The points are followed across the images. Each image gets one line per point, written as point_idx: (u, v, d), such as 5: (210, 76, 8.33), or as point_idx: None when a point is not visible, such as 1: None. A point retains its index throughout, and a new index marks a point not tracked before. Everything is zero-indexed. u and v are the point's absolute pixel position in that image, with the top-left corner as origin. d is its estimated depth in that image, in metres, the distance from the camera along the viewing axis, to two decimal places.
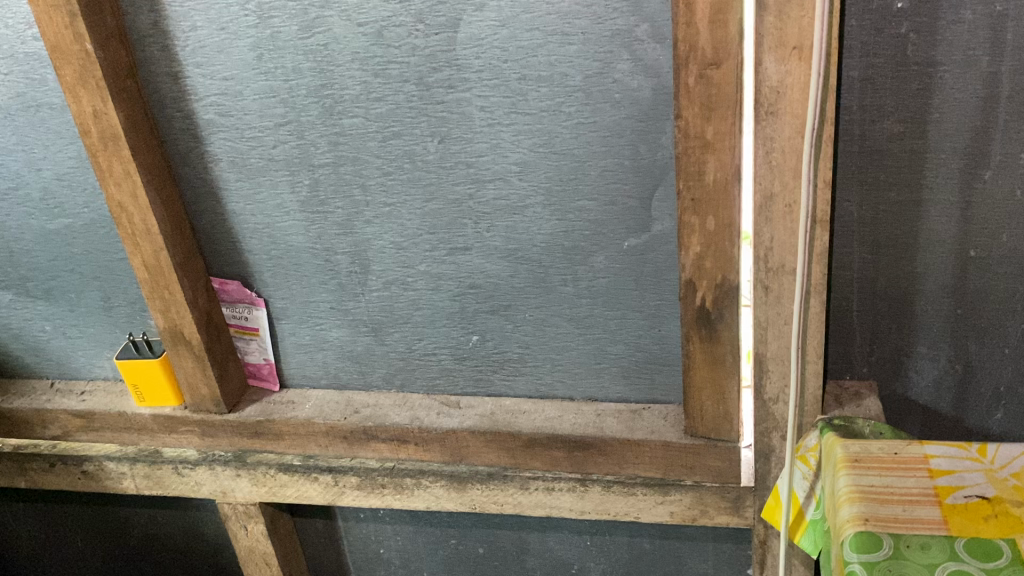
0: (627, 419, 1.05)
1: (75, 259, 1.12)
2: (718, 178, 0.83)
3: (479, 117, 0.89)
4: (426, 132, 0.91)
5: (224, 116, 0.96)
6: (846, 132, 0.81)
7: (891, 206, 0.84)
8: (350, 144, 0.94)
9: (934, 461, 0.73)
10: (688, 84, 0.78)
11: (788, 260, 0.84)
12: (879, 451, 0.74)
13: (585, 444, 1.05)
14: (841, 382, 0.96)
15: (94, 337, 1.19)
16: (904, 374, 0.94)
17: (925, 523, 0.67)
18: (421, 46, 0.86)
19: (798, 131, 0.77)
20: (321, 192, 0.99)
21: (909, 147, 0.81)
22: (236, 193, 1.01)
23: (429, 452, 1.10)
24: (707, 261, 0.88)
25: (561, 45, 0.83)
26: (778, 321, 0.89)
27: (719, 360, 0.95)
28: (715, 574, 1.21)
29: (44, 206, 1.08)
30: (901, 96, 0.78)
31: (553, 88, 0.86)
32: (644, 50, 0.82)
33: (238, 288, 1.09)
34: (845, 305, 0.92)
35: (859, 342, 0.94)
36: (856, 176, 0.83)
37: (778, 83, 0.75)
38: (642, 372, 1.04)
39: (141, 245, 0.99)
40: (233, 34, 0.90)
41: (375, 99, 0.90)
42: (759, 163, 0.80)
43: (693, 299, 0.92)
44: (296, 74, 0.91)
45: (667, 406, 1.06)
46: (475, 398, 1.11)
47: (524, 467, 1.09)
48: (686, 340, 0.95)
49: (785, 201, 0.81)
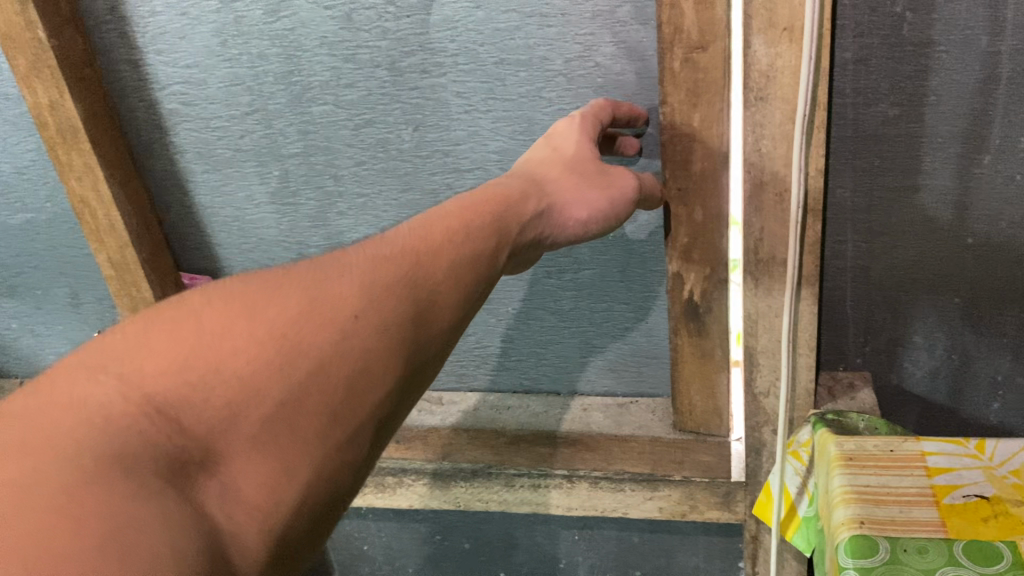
0: (614, 413, 1.07)
1: (40, 255, 1.10)
2: (706, 167, 0.81)
3: (456, 103, 0.87)
4: (400, 120, 0.90)
5: (188, 106, 0.93)
6: (840, 115, 0.79)
7: (885, 192, 0.83)
8: (320, 134, 0.92)
9: (931, 459, 0.73)
10: (674, 70, 0.76)
11: (778, 251, 0.83)
12: (875, 449, 0.74)
13: (571, 439, 1.06)
14: (835, 373, 0.97)
15: (63, 335, 1.19)
16: (899, 365, 0.94)
17: (923, 525, 0.67)
18: (392, 29, 0.83)
19: (789, 117, 0.75)
20: (291, 183, 0.98)
21: (904, 131, 0.79)
22: (203, 183, 1.00)
23: (412, 450, 1.14)
24: (695, 253, 0.87)
25: (539, 27, 0.80)
26: (769, 313, 0.88)
27: (708, 354, 0.94)
28: (706, 567, 1.21)
29: (4, 200, 1.05)
30: (896, 78, 0.76)
31: (532, 72, 0.83)
32: (627, 33, 0.79)
33: (208, 284, 1.08)
34: (838, 295, 0.91)
35: (853, 333, 0.94)
36: (849, 162, 0.82)
37: (768, 66, 0.73)
38: (630, 364, 1.05)
39: (106, 241, 0.98)
40: (194, 19, 0.86)
41: (345, 85, 0.88)
42: (749, 150, 0.79)
43: (681, 291, 0.91)
44: (262, 60, 0.87)
45: (655, 400, 1.08)
46: (458, 393, 1.15)
47: (508, 464, 1.11)
48: (675, 333, 0.94)
49: (776, 188, 0.80)
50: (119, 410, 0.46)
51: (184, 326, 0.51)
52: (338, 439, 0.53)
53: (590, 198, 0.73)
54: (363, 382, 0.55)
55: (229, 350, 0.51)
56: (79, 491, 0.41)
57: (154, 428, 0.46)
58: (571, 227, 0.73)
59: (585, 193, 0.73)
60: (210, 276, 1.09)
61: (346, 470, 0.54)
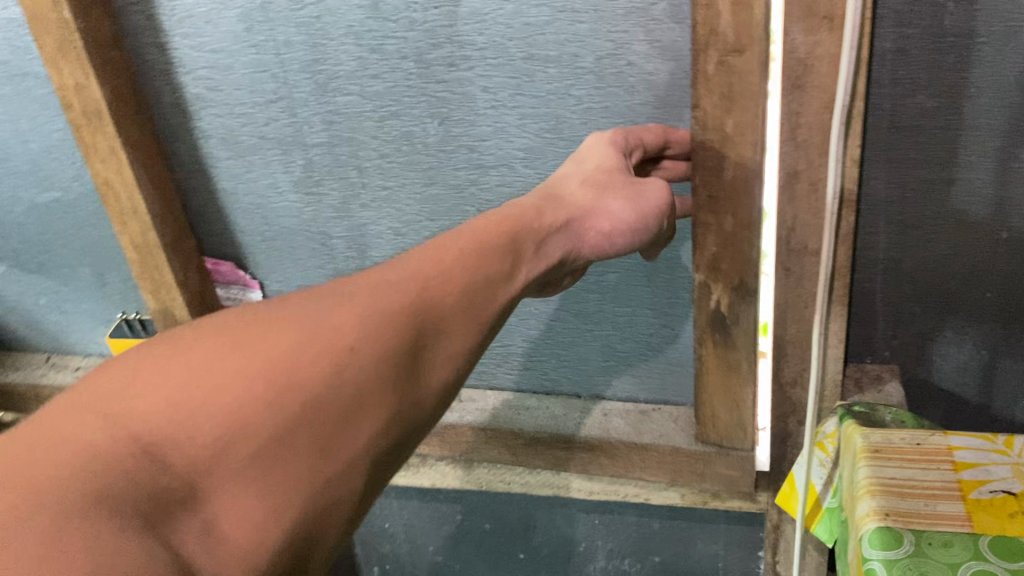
0: (635, 420, 1.08)
1: (66, 234, 1.11)
2: (738, 176, 0.80)
3: (482, 98, 0.86)
4: (425, 113, 0.89)
5: (213, 90, 0.93)
6: (876, 106, 0.78)
7: (917, 184, 0.81)
8: (345, 124, 0.92)
9: (957, 453, 0.72)
10: (708, 71, 0.75)
11: (810, 241, 0.82)
12: (901, 441, 0.73)
13: (590, 445, 1.08)
14: (862, 365, 0.96)
15: (89, 312, 1.21)
16: (928, 358, 0.93)
17: (949, 518, 0.66)
18: (420, 20, 0.82)
19: (826, 106, 0.74)
20: (315, 173, 0.98)
21: (942, 123, 0.77)
22: (227, 169, 1.00)
23: (432, 444, 1.17)
24: (723, 263, 0.86)
25: (570, 23, 0.78)
26: (799, 303, 0.87)
27: (733, 366, 0.94)
28: (725, 555, 1.21)
29: (33, 178, 1.05)
30: (935, 69, 0.74)
31: (562, 69, 0.82)
32: (661, 30, 0.77)
33: (231, 270, 1.10)
34: (868, 287, 0.90)
35: (881, 325, 0.92)
36: (884, 153, 0.80)
37: (805, 54, 0.72)
38: (653, 372, 1.06)
39: (129, 224, 0.98)
40: (221, 4, 0.85)
41: (371, 75, 0.87)
42: (784, 140, 0.77)
43: (707, 301, 0.90)
44: (288, 48, 0.87)
45: (678, 409, 1.07)
46: (479, 390, 1.17)
47: (528, 462, 1.13)
48: (699, 342, 0.94)
49: (809, 179, 0.78)
50: (105, 448, 0.46)
51: (174, 365, 0.52)
52: (329, 479, 0.53)
53: (615, 210, 0.73)
54: (357, 418, 0.55)
55: (223, 386, 0.51)
56: (67, 523, 0.41)
57: (138, 467, 0.47)
58: (594, 239, 0.74)
59: (611, 206, 0.73)
60: (234, 263, 1.10)
61: (337, 510, 0.54)
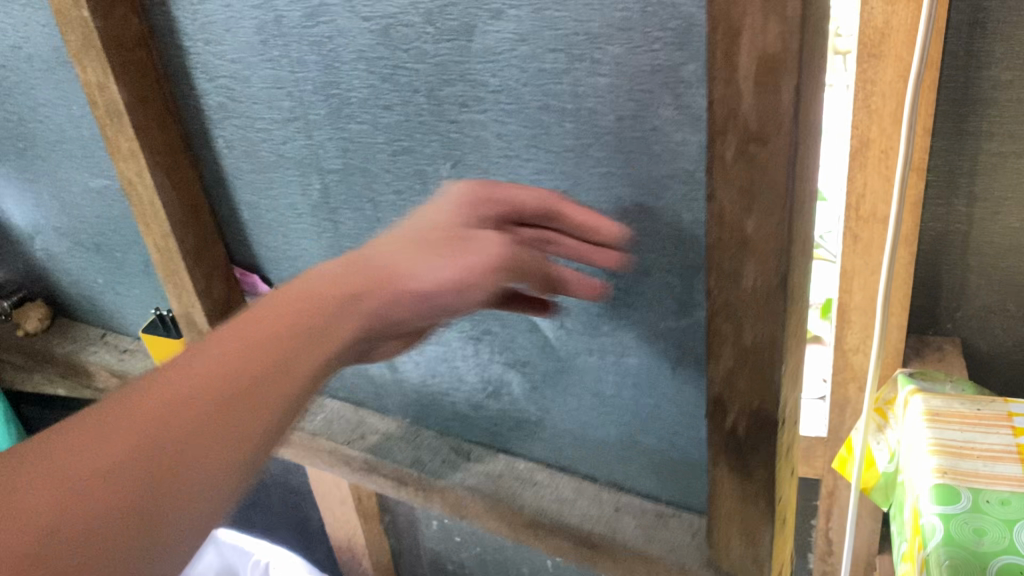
0: (648, 522, 0.82)
1: (117, 219, 1.09)
2: (759, 286, 0.55)
3: (495, 146, 0.68)
4: (438, 153, 0.72)
5: (234, 102, 0.82)
6: (949, 80, 0.74)
7: (989, 157, 0.77)
8: (359, 153, 0.77)
9: (1017, 419, 0.69)
10: (725, 160, 0.51)
11: (880, 209, 0.80)
12: (961, 407, 0.71)
13: (592, 543, 0.82)
14: (923, 336, 0.92)
15: (137, 297, 1.20)
16: (991, 331, 0.89)
17: (1008, 479, 0.64)
18: (430, 53, 0.66)
19: (900, 74, 0.71)
20: (331, 200, 0.84)
21: (1018, 96, 0.73)
22: (248, 183, 0.89)
23: (430, 498, 0.94)
24: (740, 380, 0.59)
25: (590, 75, 0.59)
26: (865, 270, 0.84)
27: (750, 501, 0.67)
28: None
29: (86, 160, 1.03)
30: (1013, 41, 0.71)
31: (579, 126, 0.63)
32: (695, 98, 0.56)
33: (257, 283, 0.99)
34: (932, 258, 0.86)
35: (945, 295, 0.88)
36: (954, 127, 0.77)
37: (882, 23, 0.70)
38: (677, 471, 0.80)
39: (152, 227, 0.90)
40: (238, 12, 0.74)
41: (383, 107, 0.72)
42: (858, 110, 0.75)
43: (722, 421, 0.64)
44: (302, 66, 0.74)
45: (699, 518, 0.81)
46: (489, 449, 0.94)
47: (530, 544, 0.89)
48: (711, 464, 0.67)
49: (881, 147, 0.76)
50: None
51: None
52: None
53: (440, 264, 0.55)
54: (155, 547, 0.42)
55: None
56: None
57: None
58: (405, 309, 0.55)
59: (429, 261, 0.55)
60: None
61: None
